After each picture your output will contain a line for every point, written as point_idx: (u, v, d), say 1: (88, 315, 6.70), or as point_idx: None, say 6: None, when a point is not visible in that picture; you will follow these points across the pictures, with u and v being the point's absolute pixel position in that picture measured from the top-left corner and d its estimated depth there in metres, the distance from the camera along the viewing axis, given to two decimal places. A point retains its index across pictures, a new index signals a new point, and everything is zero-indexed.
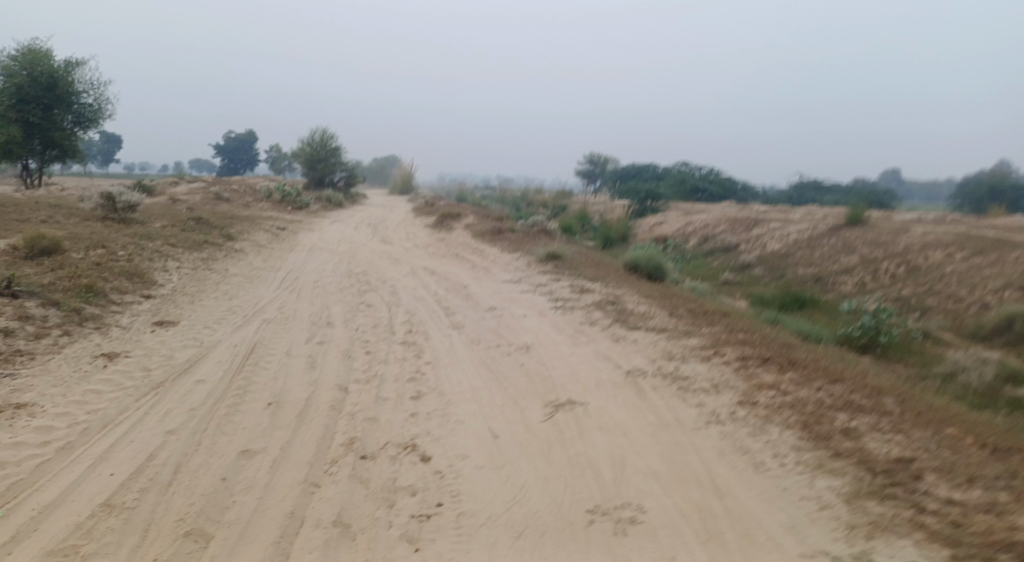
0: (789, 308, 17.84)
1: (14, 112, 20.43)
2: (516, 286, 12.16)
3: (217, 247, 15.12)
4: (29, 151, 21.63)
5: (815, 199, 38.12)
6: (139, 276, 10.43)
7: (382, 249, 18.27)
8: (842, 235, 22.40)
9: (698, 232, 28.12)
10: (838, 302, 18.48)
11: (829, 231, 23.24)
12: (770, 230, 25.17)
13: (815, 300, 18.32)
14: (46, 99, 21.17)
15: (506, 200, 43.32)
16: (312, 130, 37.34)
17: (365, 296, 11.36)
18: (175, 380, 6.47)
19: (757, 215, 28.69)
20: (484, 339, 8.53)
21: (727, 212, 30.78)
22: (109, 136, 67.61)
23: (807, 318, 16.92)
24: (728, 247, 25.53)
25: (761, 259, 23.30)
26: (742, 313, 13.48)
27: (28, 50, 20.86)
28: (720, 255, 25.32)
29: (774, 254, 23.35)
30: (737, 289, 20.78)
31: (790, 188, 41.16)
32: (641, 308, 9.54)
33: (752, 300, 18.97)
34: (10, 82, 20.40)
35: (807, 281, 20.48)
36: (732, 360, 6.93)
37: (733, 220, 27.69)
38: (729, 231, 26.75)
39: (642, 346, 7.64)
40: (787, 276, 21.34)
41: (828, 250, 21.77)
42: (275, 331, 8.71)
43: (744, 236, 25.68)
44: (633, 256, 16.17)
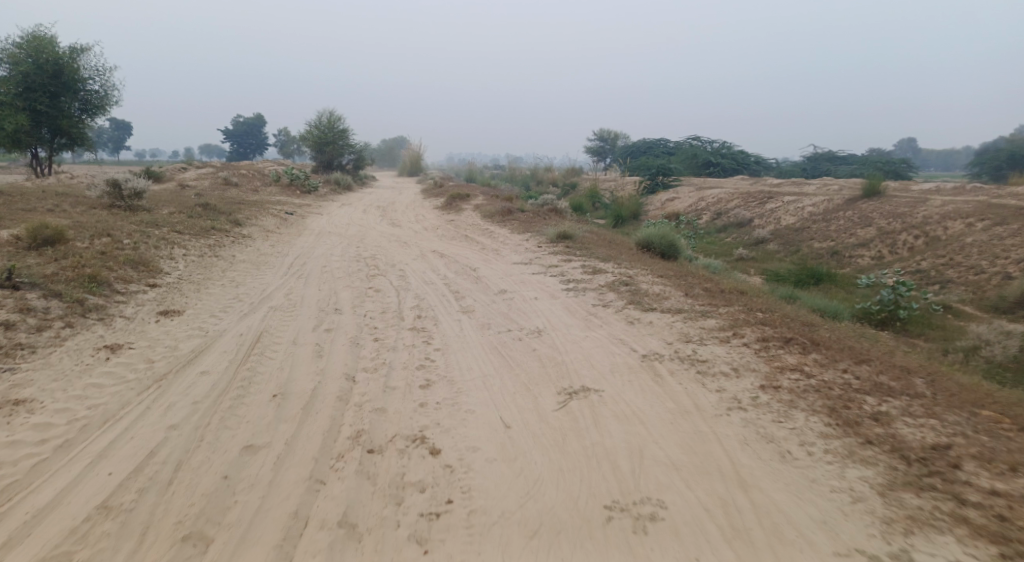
0: (805, 284, 17.50)
1: (21, 101, 20.33)
2: (526, 267, 11.91)
3: (224, 233, 14.96)
4: (37, 140, 21.52)
5: (830, 170, 37.39)
6: (144, 265, 10.28)
7: (391, 231, 18.05)
8: (859, 207, 21.90)
9: (711, 207, 27.64)
10: (855, 276, 18.10)
11: (845, 204, 22.74)
12: (785, 204, 24.67)
13: (832, 275, 17.95)
14: (52, 87, 20.97)
15: (516, 179, 42.91)
16: (319, 113, 37.01)
17: (373, 281, 11.17)
18: (178, 372, 6.31)
19: (771, 189, 28.16)
20: (494, 324, 8.31)
21: (741, 187, 30.25)
22: (119, 123, 67.66)
23: (824, 294, 16.56)
24: (741, 222, 25.08)
25: (776, 233, 22.86)
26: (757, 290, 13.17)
27: (32, 37, 20.51)
28: (733, 230, 24.89)
29: (789, 228, 22.89)
30: (752, 265, 20.40)
31: (804, 160, 40.40)
32: (655, 289, 9.28)
33: (768, 276, 18.63)
34: (16, 70, 20.20)
35: (824, 255, 20.06)
36: (752, 342, 6.67)
37: (746, 195, 27.19)
38: (742, 206, 26.28)
39: (658, 328, 7.39)
40: (803, 251, 20.92)
41: (845, 223, 21.29)
42: (281, 319, 8.53)
43: (758, 211, 25.20)
44: (646, 234, 15.86)
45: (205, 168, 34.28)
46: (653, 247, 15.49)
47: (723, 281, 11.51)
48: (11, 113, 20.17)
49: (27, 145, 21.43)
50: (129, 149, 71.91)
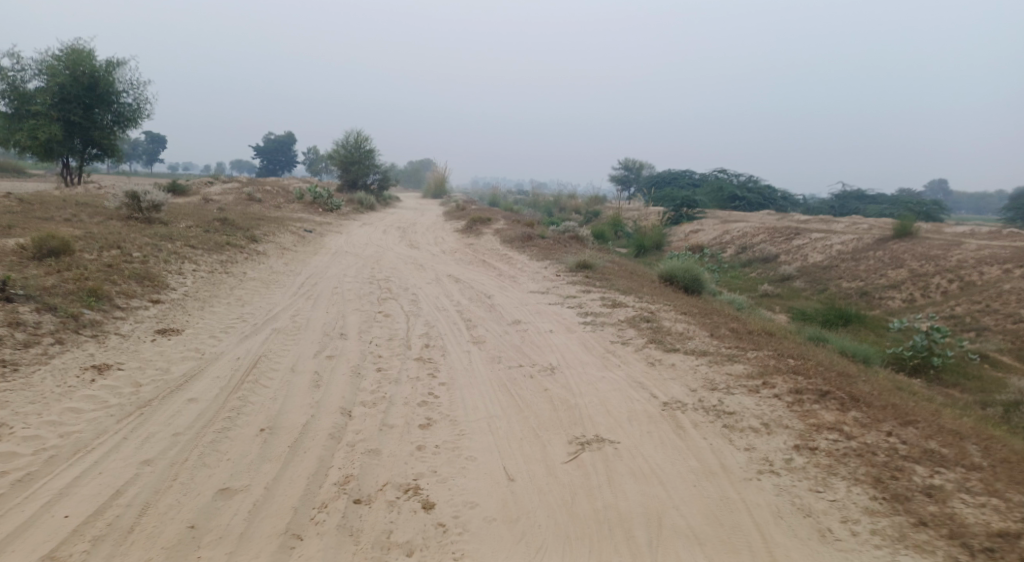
0: (833, 325, 16.80)
1: (55, 112, 20.51)
2: (542, 297, 11.44)
3: (238, 249, 14.73)
4: (69, 150, 21.70)
5: (858, 208, 36.62)
6: (150, 279, 10.00)
7: (408, 254, 17.72)
8: (890, 248, 21.18)
9: (736, 241, 26.99)
10: (885, 318, 17.35)
11: (875, 244, 22.01)
12: (813, 241, 23.97)
13: (861, 316, 17.22)
14: (86, 99, 21.15)
15: (539, 205, 42.62)
16: (346, 133, 37.21)
17: (384, 305, 10.76)
18: (164, 398, 5.92)
19: (798, 225, 27.53)
20: (505, 358, 7.82)
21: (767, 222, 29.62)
22: (155, 137, 69.01)
23: (853, 336, 15.84)
24: (767, 258, 24.40)
25: (802, 271, 22.16)
26: (783, 329, 12.53)
27: (71, 50, 20.73)
28: (758, 265, 24.21)
29: (816, 265, 22.18)
30: (777, 302, 19.71)
31: (831, 198, 39.66)
32: (678, 327, 8.74)
33: (793, 314, 17.95)
34: (53, 81, 20.43)
35: (852, 296, 19.32)
36: (784, 394, 6.11)
37: (772, 230, 26.53)
38: (768, 241, 25.64)
39: (681, 372, 6.85)
40: (831, 290, 20.19)
41: (875, 263, 20.55)
42: (283, 343, 8.14)
43: (785, 247, 24.52)
44: (669, 266, 15.34)
45: (230, 183, 34.48)
46: (676, 280, 14.96)
47: (749, 320, 10.94)
48: (46, 123, 20.37)
49: (59, 155, 21.62)
50: (162, 161, 73.20)
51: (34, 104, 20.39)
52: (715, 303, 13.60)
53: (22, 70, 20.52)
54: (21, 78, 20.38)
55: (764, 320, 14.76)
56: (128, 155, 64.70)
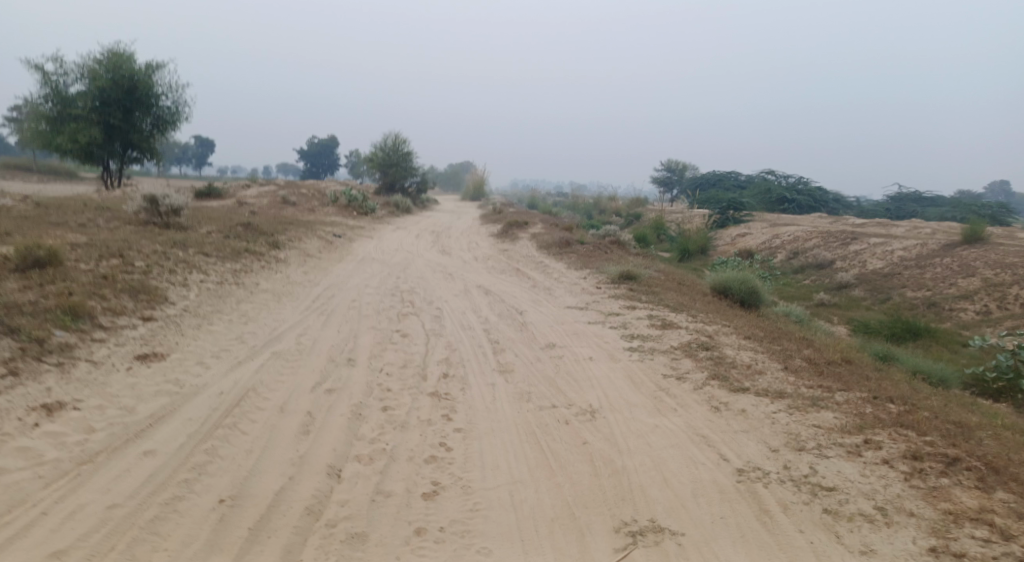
0: (901, 340, 15.09)
1: (96, 115, 20.06)
2: (581, 314, 10.12)
3: (256, 257, 13.79)
4: (109, 154, 21.26)
5: (916, 210, 34.26)
6: (147, 293, 9.04)
7: (438, 261, 16.62)
8: (959, 254, 19.22)
9: (787, 246, 25.10)
10: (961, 331, 15.53)
11: (942, 249, 20.05)
12: (872, 246, 22.01)
13: (932, 329, 15.44)
14: (126, 102, 20.63)
15: (577, 207, 41.19)
16: (384, 135, 36.49)
17: (403, 322, 9.61)
18: (115, 451, 4.81)
19: (855, 229, 25.57)
20: (536, 394, 6.55)
21: (821, 225, 27.68)
22: (203, 141, 69.75)
23: (924, 353, 14.07)
24: (821, 264, 22.52)
25: (861, 278, 20.26)
26: (850, 349, 10.97)
27: (111, 53, 20.22)
28: (812, 272, 22.34)
29: (876, 273, 20.28)
30: (835, 313, 17.93)
31: (886, 200, 37.33)
32: (743, 358, 7.33)
33: (855, 326, 16.27)
34: (94, 85, 19.98)
35: (918, 306, 17.42)
36: (897, 461, 4.72)
37: (826, 234, 24.59)
38: (822, 245, 23.78)
39: (756, 424, 5.48)
40: (894, 300, 18.30)
41: (942, 271, 18.61)
42: (279, 371, 7.03)
43: (840, 252, 22.60)
44: (721, 277, 13.87)
45: (267, 186, 34.04)
46: (729, 292, 13.48)
47: (817, 342, 9.45)
48: (86, 126, 19.96)
49: (99, 159, 21.20)
50: (211, 165, 74.12)
51: (75, 108, 19.97)
52: (772, 319, 12.10)
53: (65, 74, 20.14)
54: (63, 82, 19.97)
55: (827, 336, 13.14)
56: (177, 158, 65.53)
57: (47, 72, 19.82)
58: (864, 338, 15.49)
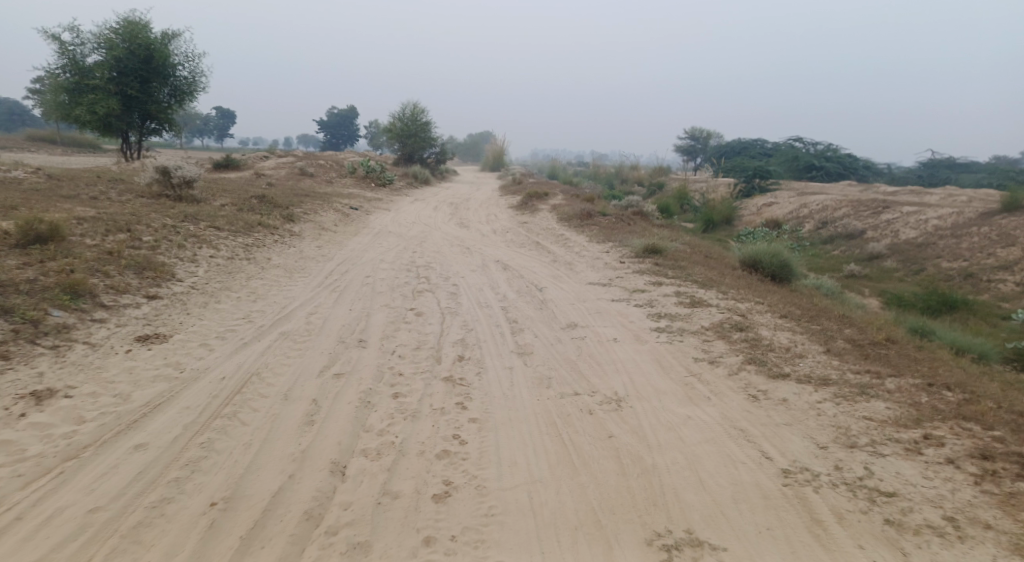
0: (937, 313, 14.39)
1: (113, 85, 19.66)
2: (604, 291, 9.62)
3: (269, 230, 13.44)
4: (128, 125, 20.89)
5: (950, 177, 32.94)
6: (153, 269, 8.72)
7: (456, 234, 16.17)
8: (998, 222, 18.29)
9: (816, 215, 24.17)
10: (1000, 303, 14.76)
11: (980, 217, 19.11)
12: (905, 215, 21.07)
13: (969, 301, 14.70)
14: (143, 72, 20.15)
15: (599, 176, 40.34)
16: (403, 104, 35.80)
17: (417, 300, 9.20)
18: (104, 445, 4.48)
19: (887, 197, 24.57)
20: (557, 380, 6.10)
21: (851, 194, 26.66)
22: (223, 112, 69.46)
23: (961, 327, 13.34)
24: (851, 234, 21.63)
25: (894, 248, 19.40)
26: (887, 324, 10.37)
27: (127, 22, 19.72)
28: (842, 242, 21.48)
29: (909, 242, 19.40)
30: (867, 285, 17.21)
31: (919, 167, 35.96)
32: (781, 340, 6.78)
33: (888, 298, 15.57)
34: (110, 54, 19.51)
35: (955, 278, 16.60)
36: (964, 461, 4.22)
37: (857, 203, 23.63)
38: (853, 214, 22.87)
39: (800, 417, 4.98)
40: (928, 271, 17.46)
41: (980, 240, 17.71)
42: (285, 353, 6.65)
43: (872, 221, 21.69)
44: (751, 250, 13.24)
45: (285, 157, 33.68)
46: (759, 265, 12.88)
47: (855, 320, 8.87)
48: (104, 98, 19.57)
49: (117, 130, 20.82)
50: (232, 137, 73.98)
51: (93, 78, 19.56)
52: (803, 294, 11.50)
53: (82, 44, 19.72)
54: (80, 53, 19.58)
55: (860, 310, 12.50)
56: (198, 130, 65.44)
57: (64, 42, 19.43)
58: (898, 311, 14.76)
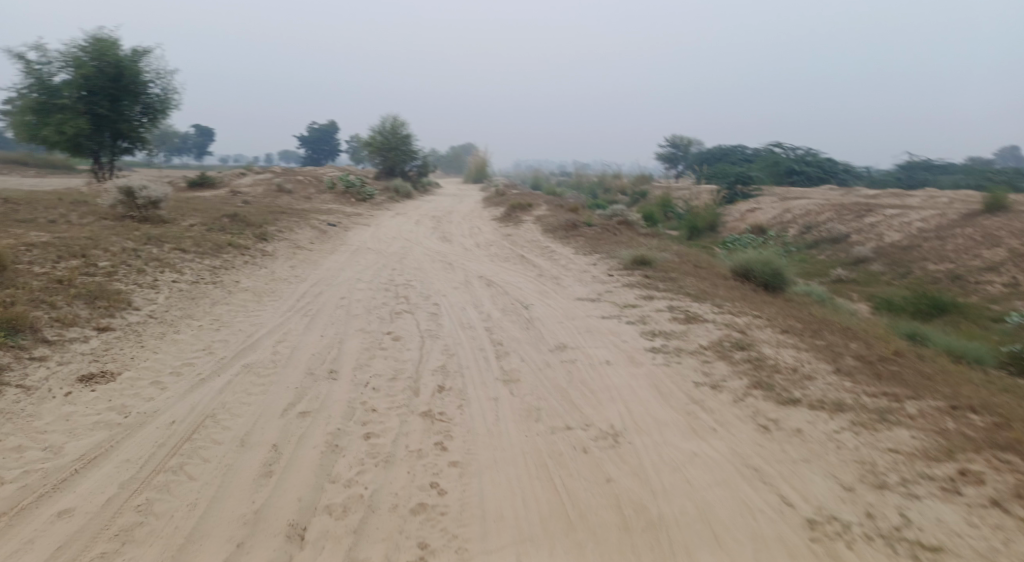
0: (927, 316, 14.03)
1: (81, 104, 18.74)
2: (593, 307, 9.10)
3: (240, 251, 12.81)
4: (99, 145, 19.95)
5: (929, 178, 32.94)
6: (107, 297, 8.06)
7: (437, 249, 15.61)
8: (982, 222, 18.05)
9: (799, 220, 23.87)
10: (990, 304, 14.44)
11: (963, 218, 18.87)
12: (888, 218, 20.82)
13: (959, 303, 14.36)
14: (113, 90, 19.21)
15: (582, 186, 40.01)
16: (383, 118, 35.28)
17: (395, 323, 8.60)
18: (23, 513, 3.86)
19: (869, 200, 24.38)
20: (547, 412, 5.54)
21: (832, 197, 26.47)
22: (202, 130, 68.41)
23: (955, 331, 12.95)
24: (836, 238, 21.31)
25: (879, 251, 19.08)
26: (884, 332, 9.94)
27: (94, 39, 18.80)
28: (827, 247, 21.16)
29: (894, 245, 19.10)
30: (855, 289, 16.85)
31: (897, 169, 36.00)
32: (787, 360, 6.28)
33: (878, 302, 15.21)
34: (77, 73, 18.60)
35: (941, 280, 16.26)
36: (1011, 504, 3.72)
37: (841, 206, 23.40)
38: (836, 217, 22.61)
39: (819, 451, 4.47)
40: (915, 274, 17.13)
41: (965, 241, 17.46)
42: (247, 389, 6.03)
43: (856, 224, 21.40)
44: (742, 259, 12.83)
45: (262, 174, 32.98)
46: (751, 274, 12.46)
47: (856, 331, 8.42)
48: (72, 117, 18.66)
49: (87, 150, 19.89)
50: (212, 154, 72.93)
51: (60, 98, 18.63)
52: (796, 303, 11.06)
53: (48, 63, 18.79)
54: (47, 71, 18.64)
55: (853, 317, 12.09)
56: (177, 148, 64.37)
57: (29, 61, 18.50)
58: (888, 316, 14.36)
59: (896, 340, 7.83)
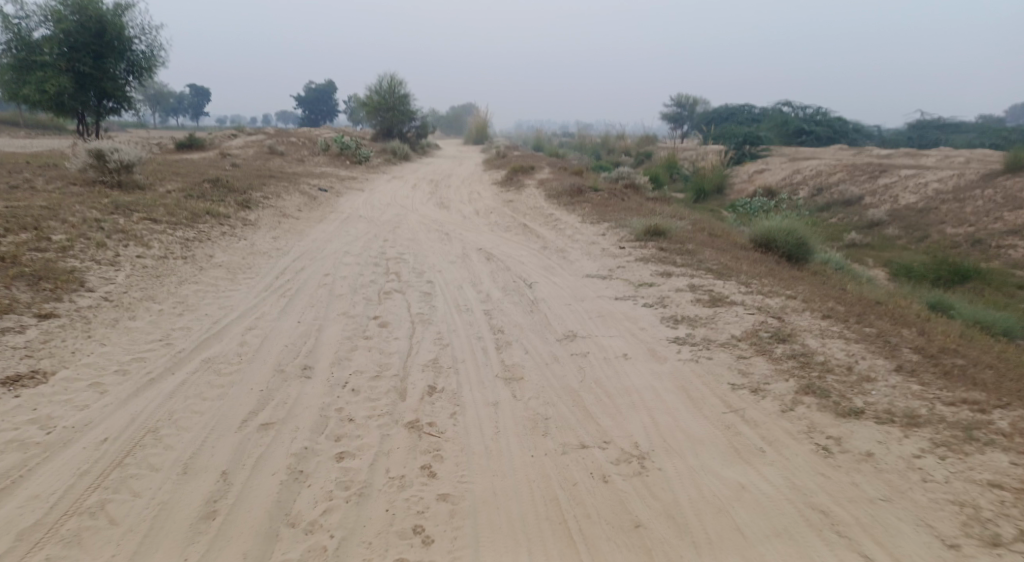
0: (950, 283, 13.04)
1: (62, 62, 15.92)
2: (604, 286, 8.13)
3: (218, 220, 11.82)
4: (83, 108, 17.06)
5: (942, 138, 31.56)
6: (54, 278, 7.09)
7: (434, 216, 14.59)
8: (1002, 183, 16.90)
9: (809, 181, 22.64)
10: (1015, 271, 13.42)
11: (983, 179, 17.70)
12: (904, 179, 19.62)
13: (982, 269, 13.34)
14: (96, 47, 16.30)
15: (585, 147, 38.63)
16: (379, 77, 33.74)
17: (383, 305, 7.66)
18: None
19: (883, 160, 23.14)
20: (556, 423, 4.65)
21: (844, 158, 25.22)
22: (199, 90, 66.16)
23: (979, 300, 11.97)
24: (848, 200, 20.11)
25: (894, 214, 17.92)
26: (915, 305, 8.96)
27: None
28: (839, 209, 19.97)
29: (909, 208, 17.96)
30: (869, 254, 15.81)
31: (908, 128, 34.59)
32: (839, 356, 5.34)
33: (894, 268, 14.19)
34: (57, 28, 15.69)
35: (962, 244, 15.22)
36: None
37: (853, 167, 22.19)
38: (847, 179, 21.42)
39: (900, 487, 3.58)
40: (933, 238, 15.99)
41: (985, 204, 16.36)
42: (201, 393, 5.10)
43: (869, 186, 20.23)
44: (762, 227, 11.82)
45: (253, 135, 31.65)
46: (773, 245, 11.47)
47: (891, 309, 7.46)
48: (54, 76, 15.80)
49: (71, 111, 16.92)
50: (209, 115, 71.10)
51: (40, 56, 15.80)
52: (819, 277, 10.08)
53: (27, 16, 15.94)
54: (24, 27, 15.80)
55: (876, 289, 11.08)
56: (173, 110, 62.62)
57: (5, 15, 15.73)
58: (907, 285, 13.32)
59: (940, 324, 6.88)
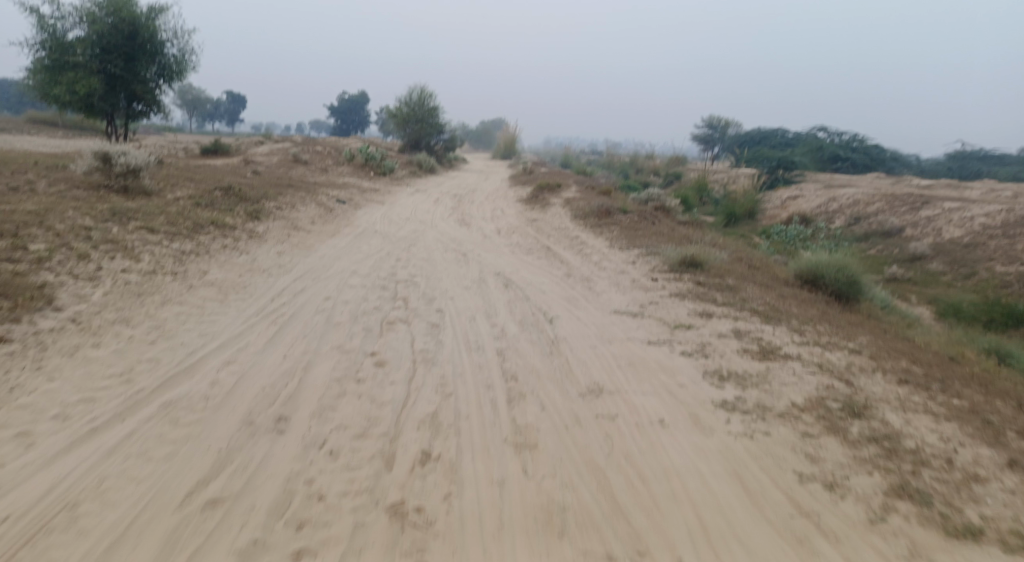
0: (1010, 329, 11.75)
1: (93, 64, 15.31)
2: (635, 327, 7.14)
3: (222, 231, 11.08)
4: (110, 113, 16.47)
5: (985, 170, 29.99)
6: (15, 295, 6.30)
7: (451, 234, 13.75)
8: None
9: (845, 210, 21.33)
10: None
11: None
12: (948, 211, 18.25)
13: None
14: (129, 50, 15.66)
15: (614, 166, 37.68)
16: (411, 88, 33.25)
17: (384, 338, 6.74)
18: None
19: (925, 191, 21.80)
20: (576, 516, 3.71)
21: (881, 186, 23.88)
22: (235, 96, 66.51)
23: None
24: (889, 232, 18.79)
25: (938, 247, 16.59)
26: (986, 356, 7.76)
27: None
28: (878, 240, 18.67)
29: (954, 242, 16.60)
30: (910, 291, 14.53)
31: (948, 157, 33.03)
32: (931, 441, 4.29)
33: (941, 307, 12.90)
34: (91, 29, 15.07)
35: (1013, 284, 13.86)
36: None
37: (892, 196, 20.86)
38: (887, 208, 20.09)
39: None
40: (982, 275, 14.65)
41: None
42: (146, 449, 4.22)
43: (910, 217, 18.89)
44: (809, 261, 10.72)
45: (279, 142, 31.25)
46: (820, 281, 10.35)
47: (968, 369, 6.35)
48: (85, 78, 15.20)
49: (99, 113, 16.23)
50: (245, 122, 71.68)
51: (73, 57, 15.22)
52: (870, 320, 8.96)
53: (64, 18, 15.38)
54: (60, 28, 15.23)
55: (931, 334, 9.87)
56: (208, 115, 62.90)
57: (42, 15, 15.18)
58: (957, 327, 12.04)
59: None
